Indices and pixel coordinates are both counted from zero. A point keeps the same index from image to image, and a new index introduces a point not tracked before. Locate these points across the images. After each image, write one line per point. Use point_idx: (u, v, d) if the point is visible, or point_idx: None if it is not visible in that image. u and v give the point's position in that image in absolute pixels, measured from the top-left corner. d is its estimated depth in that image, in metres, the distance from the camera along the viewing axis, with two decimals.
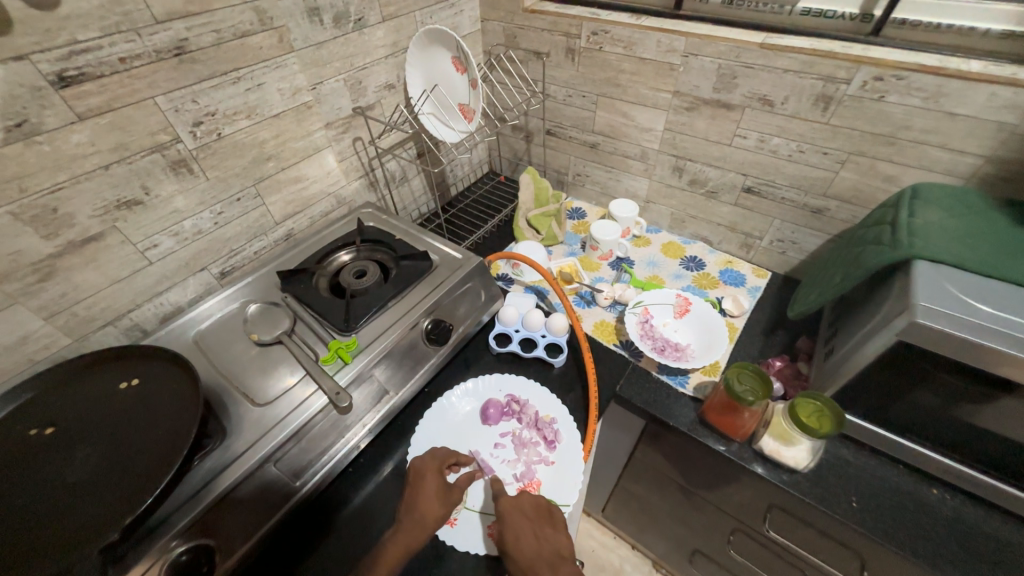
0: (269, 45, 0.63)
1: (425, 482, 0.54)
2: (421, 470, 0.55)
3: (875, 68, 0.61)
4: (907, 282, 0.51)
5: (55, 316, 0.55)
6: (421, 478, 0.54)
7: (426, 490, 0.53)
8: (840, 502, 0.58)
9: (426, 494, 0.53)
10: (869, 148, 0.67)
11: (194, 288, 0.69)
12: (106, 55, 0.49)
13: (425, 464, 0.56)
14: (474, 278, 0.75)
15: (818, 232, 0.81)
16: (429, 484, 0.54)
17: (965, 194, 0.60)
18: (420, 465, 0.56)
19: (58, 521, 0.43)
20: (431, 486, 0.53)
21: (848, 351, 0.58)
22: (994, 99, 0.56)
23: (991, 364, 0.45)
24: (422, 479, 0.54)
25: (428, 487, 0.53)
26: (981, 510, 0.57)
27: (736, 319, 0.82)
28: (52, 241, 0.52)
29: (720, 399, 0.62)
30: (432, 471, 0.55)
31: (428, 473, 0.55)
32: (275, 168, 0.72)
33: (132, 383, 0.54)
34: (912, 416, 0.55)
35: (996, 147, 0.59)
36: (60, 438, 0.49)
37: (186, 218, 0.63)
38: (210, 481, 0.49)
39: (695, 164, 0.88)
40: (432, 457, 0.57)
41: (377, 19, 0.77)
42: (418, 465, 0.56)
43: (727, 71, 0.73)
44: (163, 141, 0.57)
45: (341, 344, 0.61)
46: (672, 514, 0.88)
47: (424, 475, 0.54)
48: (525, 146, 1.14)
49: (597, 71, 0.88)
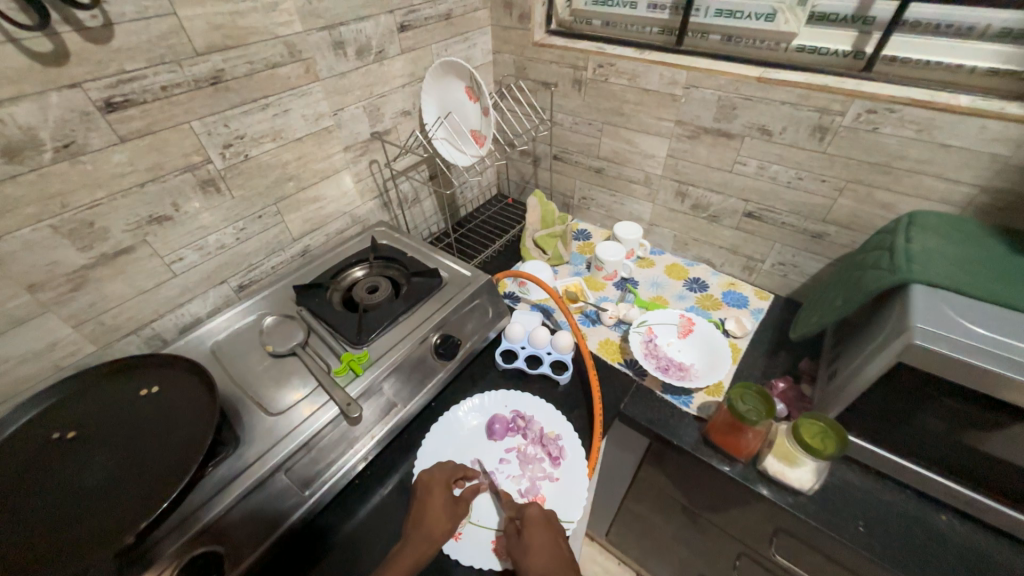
0: (296, 75, 0.68)
1: (433, 495, 0.55)
2: (429, 483, 0.56)
3: (868, 101, 0.64)
4: (905, 305, 0.52)
5: (82, 324, 0.58)
6: (429, 491, 0.55)
7: (434, 503, 0.54)
8: (846, 526, 0.58)
9: (433, 507, 0.53)
10: (865, 176, 0.70)
11: (213, 301, 0.72)
12: (150, 83, 0.53)
13: (433, 477, 0.57)
14: (482, 295, 0.77)
15: (818, 256, 0.83)
16: (437, 497, 0.55)
17: (960, 222, 0.62)
18: (427, 478, 0.57)
19: (77, 522, 0.44)
20: (439, 499, 0.54)
21: (849, 372, 0.59)
22: (983, 131, 0.59)
23: (992, 387, 0.45)
24: (430, 492, 0.55)
25: (436, 500, 0.54)
26: (991, 537, 0.56)
27: (739, 340, 0.83)
28: (86, 253, 0.55)
29: (724, 418, 0.62)
30: (440, 485, 0.56)
31: (435, 487, 0.56)
32: (296, 188, 0.76)
33: (152, 390, 0.56)
34: (916, 439, 0.56)
35: (989, 177, 0.61)
36: (81, 442, 0.50)
37: (210, 233, 0.67)
38: (222, 487, 0.50)
39: (697, 189, 0.91)
40: (440, 470, 0.58)
41: (396, 52, 0.82)
42: (425, 477, 0.57)
43: (727, 103, 0.77)
44: (195, 161, 0.60)
45: (353, 357, 0.63)
46: (677, 538, 0.87)
47: (432, 488, 0.55)
48: (532, 170, 1.18)
49: (603, 101, 0.92)
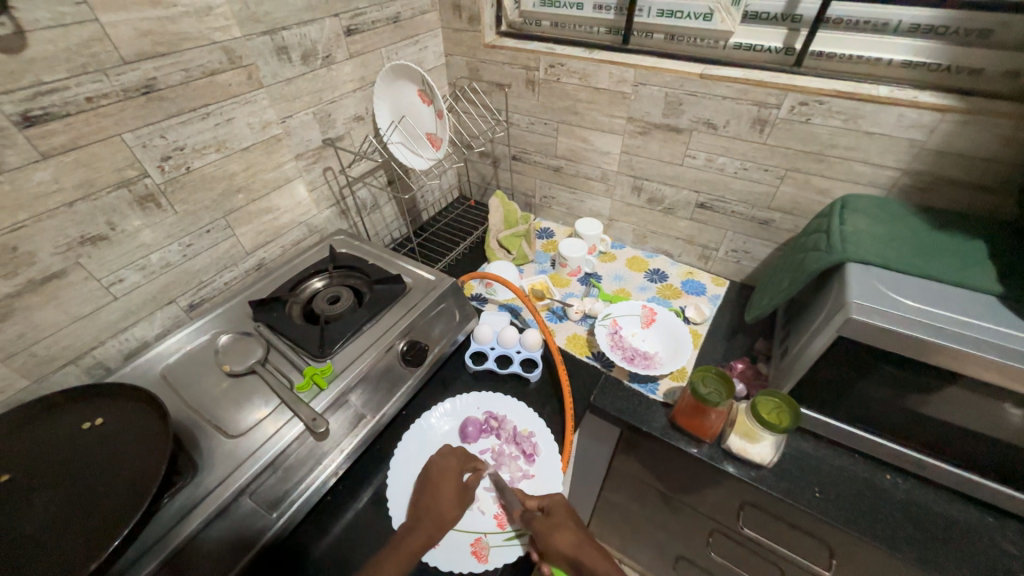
0: (238, 82, 0.65)
1: (445, 482, 0.56)
2: (443, 469, 0.57)
3: (800, 94, 0.69)
4: (842, 284, 0.56)
5: (11, 358, 0.53)
6: (441, 478, 0.56)
7: (446, 487, 0.55)
8: (805, 493, 0.61)
9: (445, 493, 0.55)
10: (803, 164, 0.74)
11: (161, 322, 0.68)
12: (73, 95, 0.50)
13: (446, 462, 0.58)
14: (448, 298, 0.76)
15: (766, 241, 0.87)
16: (449, 483, 0.56)
17: (886, 203, 0.68)
18: (440, 463, 0.58)
19: (16, 571, 0.40)
20: (451, 488, 0.55)
21: (799, 349, 0.63)
22: (901, 119, 0.64)
23: (920, 353, 0.49)
24: (443, 479, 0.56)
25: (447, 486, 0.55)
26: (931, 491, 0.61)
27: (699, 326, 0.87)
28: (10, 280, 0.50)
29: (688, 402, 0.64)
30: (453, 471, 0.57)
31: (448, 473, 0.57)
32: (245, 200, 0.73)
33: (96, 422, 0.53)
34: (861, 406, 0.60)
35: (908, 161, 0.66)
36: (17, 485, 0.46)
37: (153, 252, 0.63)
38: (181, 519, 0.47)
39: (651, 183, 0.94)
40: (453, 456, 0.59)
41: (345, 56, 0.80)
42: (438, 463, 0.58)
43: (673, 99, 0.80)
44: (130, 176, 0.57)
45: (316, 370, 0.61)
46: (655, 523, 0.89)
47: (445, 474, 0.57)
48: (493, 172, 1.19)
49: (557, 100, 0.94)
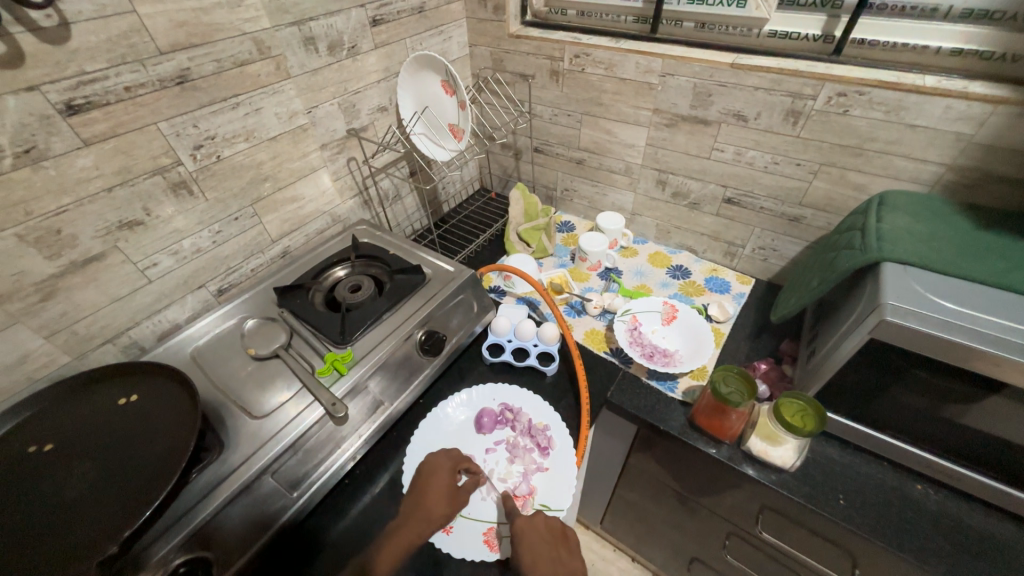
0: (267, 72, 0.66)
1: (435, 479, 0.56)
2: (435, 467, 0.57)
3: (838, 85, 0.65)
4: (876, 284, 0.54)
5: (55, 335, 0.56)
6: (432, 475, 0.56)
7: (437, 483, 0.55)
8: (828, 500, 0.59)
9: (436, 490, 0.55)
10: (838, 159, 0.71)
11: (192, 306, 0.70)
12: (112, 84, 0.52)
13: (439, 461, 0.58)
14: (466, 290, 0.77)
15: (796, 239, 0.84)
16: (440, 480, 0.56)
17: (928, 200, 0.64)
18: (434, 461, 0.58)
19: (58, 535, 0.43)
20: (441, 484, 0.55)
21: (827, 351, 0.60)
22: (948, 111, 0.60)
23: (959, 359, 0.46)
24: (435, 475, 0.56)
25: (438, 483, 0.55)
26: (964, 504, 0.58)
27: (722, 325, 0.85)
28: (54, 262, 0.53)
29: (708, 402, 0.63)
30: (445, 469, 0.57)
31: (440, 470, 0.57)
32: (272, 188, 0.75)
33: (131, 398, 0.55)
34: (892, 412, 0.57)
35: (955, 155, 0.63)
36: (59, 454, 0.49)
37: (185, 238, 0.65)
38: (208, 493, 0.49)
39: (676, 177, 0.91)
40: (446, 455, 0.59)
41: (370, 46, 0.81)
42: (432, 462, 0.58)
43: (702, 90, 0.77)
44: (164, 164, 0.59)
45: (337, 356, 0.62)
46: (669, 522, 0.88)
47: (437, 471, 0.57)
48: (514, 164, 1.18)
49: (581, 91, 0.92)
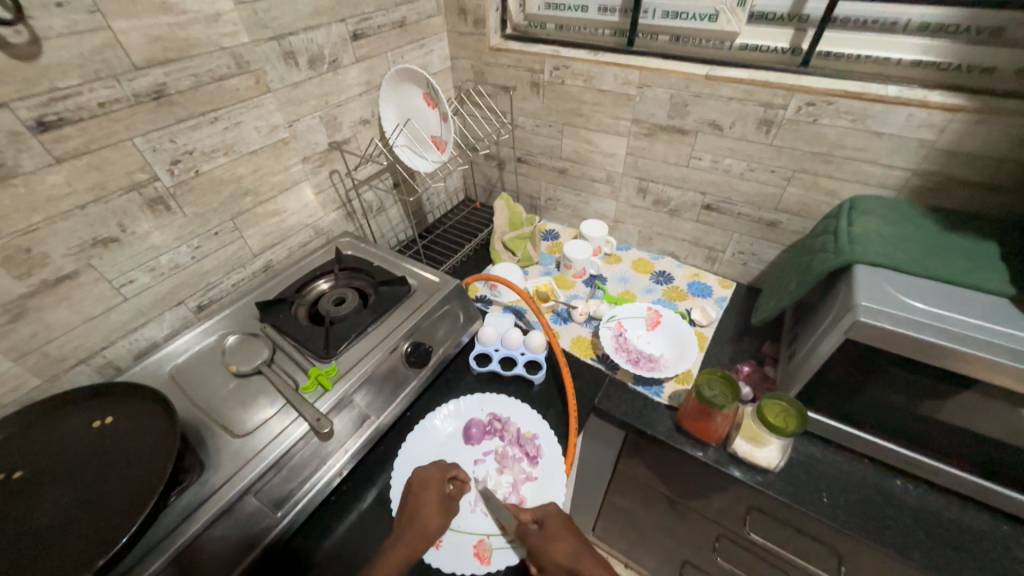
0: (246, 87, 0.66)
1: (428, 491, 0.55)
2: (425, 479, 0.56)
3: (807, 95, 0.68)
4: (849, 286, 0.55)
5: (24, 357, 0.54)
6: (424, 488, 0.55)
7: (428, 497, 0.54)
8: (813, 498, 0.60)
9: (428, 503, 0.54)
10: (810, 165, 0.74)
11: (170, 323, 0.69)
12: (85, 100, 0.51)
13: (428, 473, 0.57)
14: (452, 300, 0.77)
15: (773, 243, 0.86)
16: (432, 492, 0.55)
17: (896, 204, 0.67)
18: (423, 473, 0.57)
19: (27, 566, 0.41)
20: (434, 497, 0.54)
21: (806, 352, 0.62)
22: (910, 118, 0.63)
23: (930, 356, 0.48)
24: (426, 488, 0.55)
25: (430, 497, 0.54)
26: (942, 497, 0.60)
27: (705, 328, 0.86)
28: (24, 282, 0.52)
29: (693, 405, 0.64)
30: (435, 481, 0.56)
31: (431, 483, 0.56)
32: (253, 203, 0.74)
33: (106, 420, 0.54)
34: (870, 410, 0.59)
35: (918, 161, 0.65)
36: (29, 481, 0.48)
37: (162, 254, 0.64)
38: (188, 516, 0.48)
39: (657, 185, 0.93)
40: (436, 467, 0.58)
41: (351, 60, 0.81)
42: (421, 474, 0.57)
43: (679, 100, 0.79)
44: (141, 179, 0.58)
45: (321, 371, 0.61)
46: (660, 527, 0.88)
47: (428, 484, 0.56)
48: (498, 174, 1.19)
49: (562, 102, 0.94)
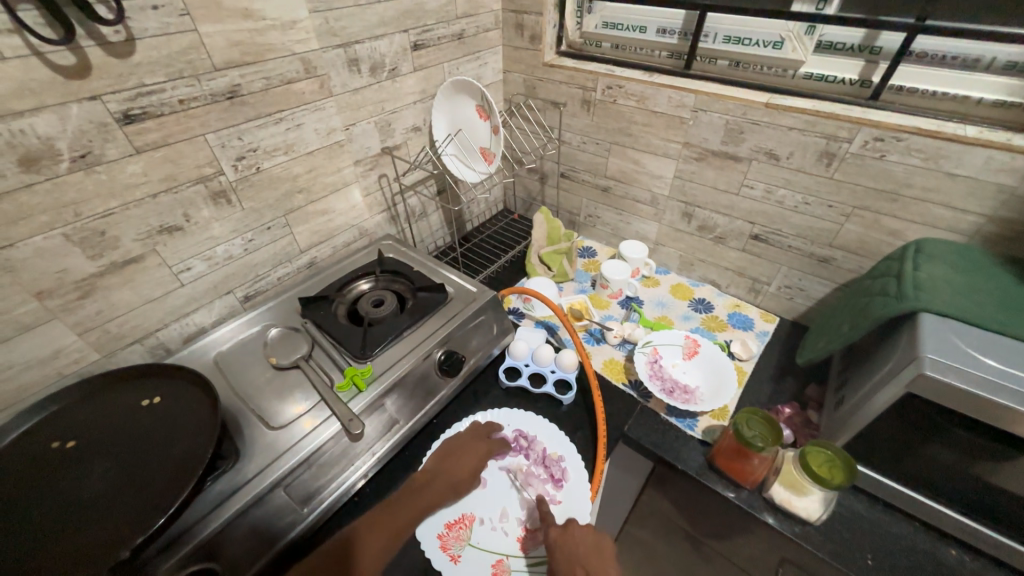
0: (311, 90, 0.69)
1: (468, 454, 0.62)
2: (468, 444, 0.63)
3: (876, 129, 0.65)
4: (914, 335, 0.52)
5: (88, 333, 0.57)
6: (466, 450, 0.62)
7: (466, 459, 0.61)
8: (855, 559, 0.56)
9: (465, 464, 0.61)
10: (872, 203, 0.70)
11: (219, 310, 0.72)
12: (167, 96, 0.54)
13: (473, 439, 0.64)
14: (488, 311, 0.77)
15: (824, 280, 0.83)
16: (472, 456, 0.62)
17: (968, 251, 0.62)
18: (468, 439, 0.64)
19: (73, 534, 0.43)
20: (471, 461, 0.61)
21: (858, 401, 0.58)
22: (991, 162, 0.59)
23: (1001, 421, 0.45)
24: (468, 451, 0.62)
25: (468, 459, 0.62)
26: (1003, 575, 0.55)
27: (744, 363, 0.83)
28: (96, 262, 0.55)
29: (729, 444, 0.61)
30: (478, 449, 0.63)
31: (472, 449, 0.63)
32: (305, 201, 0.76)
33: (154, 400, 0.56)
34: (927, 471, 0.55)
35: (996, 208, 0.61)
36: (81, 452, 0.50)
37: (219, 244, 0.67)
38: (221, 502, 0.49)
39: (703, 211, 0.91)
40: (480, 436, 0.65)
41: (409, 69, 0.83)
42: (467, 439, 0.64)
43: (735, 127, 0.77)
44: (207, 173, 0.61)
45: (357, 371, 0.62)
46: (680, 565, 0.85)
47: (470, 448, 0.63)
48: (539, 187, 1.19)
49: (612, 121, 0.93)
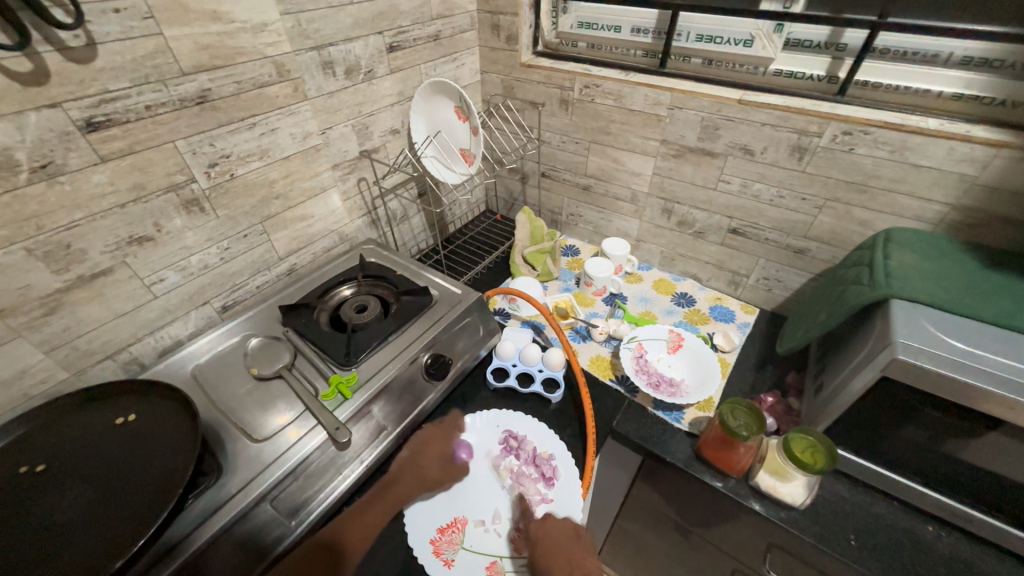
0: (284, 94, 0.67)
1: (433, 446, 0.63)
2: (432, 435, 0.64)
3: (844, 124, 0.67)
4: (886, 321, 0.54)
5: (55, 350, 0.55)
6: (431, 441, 0.63)
7: (431, 451, 0.62)
8: (839, 540, 0.58)
9: (430, 456, 0.62)
10: (843, 195, 0.73)
11: (195, 322, 0.70)
12: (134, 103, 0.52)
13: (437, 430, 0.65)
14: (473, 313, 0.76)
15: (801, 271, 0.85)
16: (437, 447, 0.63)
17: (933, 239, 0.65)
18: (432, 431, 0.64)
19: (45, 562, 0.41)
20: (437, 451, 0.62)
21: (836, 386, 0.60)
22: (952, 152, 0.61)
23: (971, 400, 0.46)
24: (433, 442, 0.63)
25: (433, 451, 0.62)
26: (977, 548, 0.57)
27: (727, 354, 0.85)
28: (61, 276, 0.53)
29: (715, 434, 0.62)
30: (442, 439, 0.64)
31: (436, 441, 0.64)
32: (282, 207, 0.75)
33: (129, 418, 0.54)
34: (903, 451, 0.57)
35: (958, 196, 0.64)
36: (51, 475, 0.48)
37: (193, 254, 0.65)
38: (204, 520, 0.48)
39: (682, 207, 0.93)
40: (444, 425, 0.66)
41: (385, 71, 0.82)
42: (430, 430, 0.64)
43: (710, 123, 0.79)
44: (178, 181, 0.59)
45: (342, 379, 0.61)
46: (672, 557, 0.86)
47: (434, 439, 0.64)
48: (520, 187, 1.19)
49: (590, 120, 0.94)
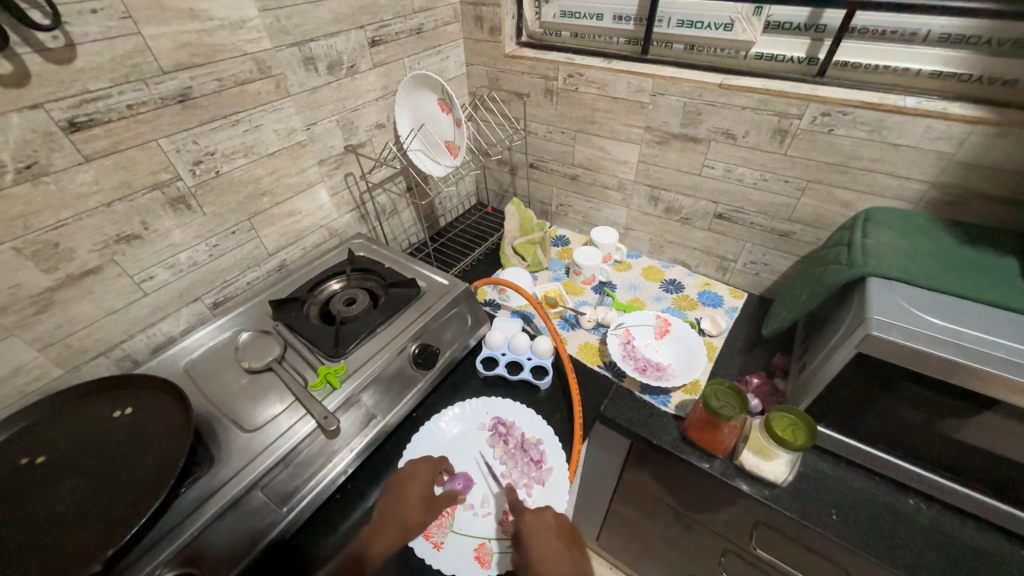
0: (266, 91, 0.68)
1: (414, 485, 0.57)
2: (413, 475, 0.58)
3: (823, 105, 0.67)
4: (863, 298, 0.55)
5: (48, 348, 0.56)
6: (412, 480, 0.58)
7: (412, 493, 0.57)
8: (822, 515, 0.59)
9: (411, 498, 0.56)
10: (825, 176, 0.73)
11: (187, 318, 0.71)
12: (115, 102, 0.53)
13: (417, 471, 0.59)
14: (461, 303, 0.77)
15: (787, 254, 0.85)
16: (417, 488, 0.57)
17: (912, 217, 0.65)
18: (413, 470, 0.59)
19: (42, 550, 0.43)
20: (418, 492, 0.57)
21: (817, 365, 0.61)
22: (930, 130, 0.62)
23: (943, 372, 0.47)
24: (412, 483, 0.58)
25: (414, 492, 0.57)
26: (958, 519, 0.58)
27: (715, 338, 0.85)
28: (51, 275, 0.54)
29: (699, 415, 0.63)
30: (423, 478, 0.58)
31: (417, 481, 0.58)
32: (270, 203, 0.76)
33: (125, 411, 0.55)
34: (884, 427, 0.57)
35: (937, 173, 0.64)
36: (49, 467, 0.49)
37: (181, 251, 0.66)
38: (197, 507, 0.49)
39: (668, 193, 0.93)
40: (425, 463, 0.60)
41: (368, 66, 0.83)
42: (410, 471, 0.59)
43: (692, 109, 0.79)
44: (163, 179, 0.60)
45: (330, 369, 0.62)
46: (665, 539, 0.87)
47: (414, 480, 0.58)
48: (510, 179, 1.20)
49: (575, 109, 0.94)
